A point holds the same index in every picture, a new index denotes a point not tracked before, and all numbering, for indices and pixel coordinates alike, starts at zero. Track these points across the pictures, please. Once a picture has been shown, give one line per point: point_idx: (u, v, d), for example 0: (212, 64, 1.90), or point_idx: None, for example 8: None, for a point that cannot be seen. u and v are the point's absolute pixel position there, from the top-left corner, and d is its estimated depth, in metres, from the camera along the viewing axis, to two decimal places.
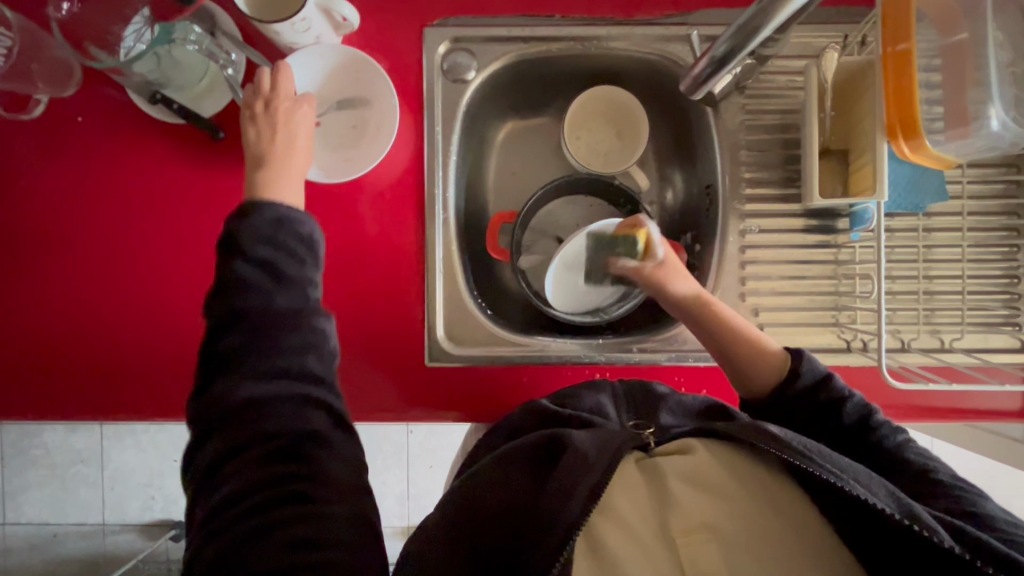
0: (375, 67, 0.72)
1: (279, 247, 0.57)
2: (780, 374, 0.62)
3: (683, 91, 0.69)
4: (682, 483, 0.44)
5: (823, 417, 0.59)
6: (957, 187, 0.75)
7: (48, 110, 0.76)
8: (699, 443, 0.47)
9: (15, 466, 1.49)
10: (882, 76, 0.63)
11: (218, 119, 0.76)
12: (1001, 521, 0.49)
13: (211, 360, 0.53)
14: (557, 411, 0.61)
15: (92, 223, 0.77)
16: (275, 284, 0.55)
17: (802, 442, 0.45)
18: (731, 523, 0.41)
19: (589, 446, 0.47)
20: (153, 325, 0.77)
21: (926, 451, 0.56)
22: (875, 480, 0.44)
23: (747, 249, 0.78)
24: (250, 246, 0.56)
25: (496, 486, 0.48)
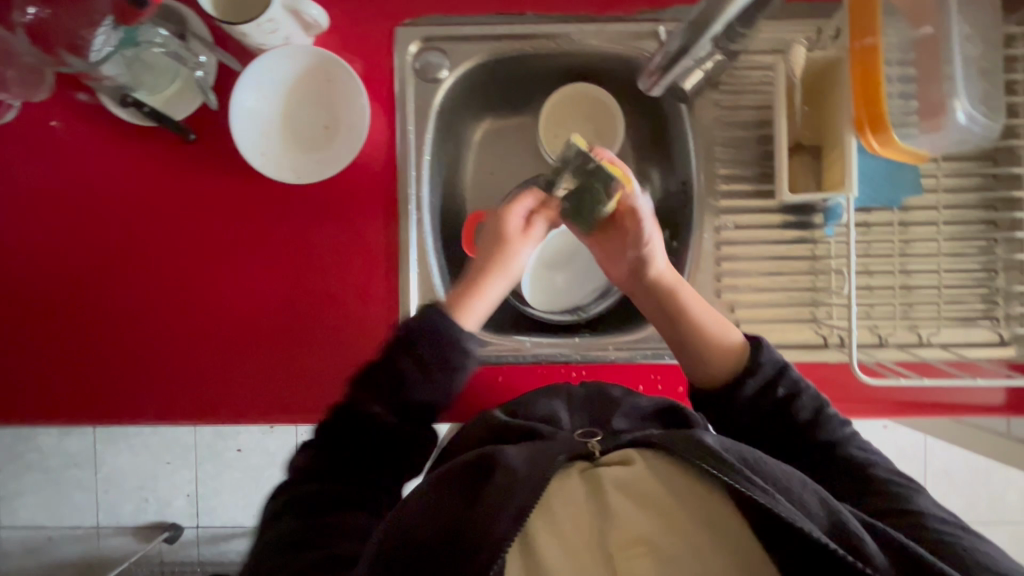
0: (344, 67, 0.72)
1: (442, 357, 0.59)
2: (741, 364, 0.62)
3: (642, 87, 0.77)
4: (622, 497, 0.42)
5: (773, 416, 0.61)
6: (932, 180, 0.74)
7: (20, 114, 0.75)
8: (637, 454, 0.46)
9: (10, 470, 1.49)
10: (848, 71, 0.64)
11: (190, 121, 0.75)
12: (933, 517, 0.51)
13: (362, 392, 0.59)
14: (510, 423, 0.61)
15: (67, 228, 0.77)
16: (426, 380, 0.59)
17: (738, 457, 0.45)
18: (669, 538, 0.40)
19: (520, 463, 0.47)
20: (137, 328, 0.77)
21: (868, 445, 0.60)
22: (808, 488, 0.47)
23: (723, 245, 0.77)
24: (424, 344, 0.59)
25: (437, 505, 0.47)
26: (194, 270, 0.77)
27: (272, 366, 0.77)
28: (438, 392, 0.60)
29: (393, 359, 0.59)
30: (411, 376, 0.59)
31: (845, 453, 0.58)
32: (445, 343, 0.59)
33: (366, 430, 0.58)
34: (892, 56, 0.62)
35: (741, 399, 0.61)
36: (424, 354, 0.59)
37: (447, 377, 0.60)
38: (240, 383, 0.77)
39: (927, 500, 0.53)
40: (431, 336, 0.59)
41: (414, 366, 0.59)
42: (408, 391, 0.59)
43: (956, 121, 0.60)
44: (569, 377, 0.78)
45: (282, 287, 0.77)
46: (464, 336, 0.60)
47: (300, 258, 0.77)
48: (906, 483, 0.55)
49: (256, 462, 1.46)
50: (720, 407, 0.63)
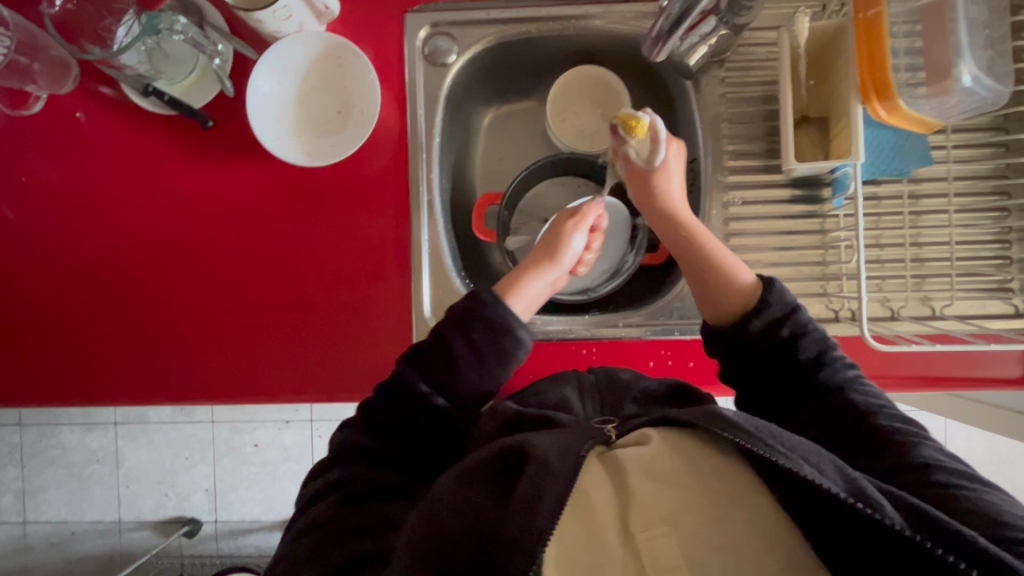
0: (355, 51, 0.74)
1: (494, 341, 0.65)
2: (750, 304, 0.64)
3: (646, 54, 0.74)
4: (642, 475, 0.44)
5: (775, 356, 0.61)
6: (941, 152, 0.74)
7: (47, 106, 0.79)
8: (654, 432, 0.48)
9: (35, 466, 1.53)
10: (852, 41, 0.64)
11: (208, 108, 0.78)
12: (940, 469, 0.50)
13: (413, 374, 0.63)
14: (523, 413, 0.62)
15: (91, 215, 0.80)
16: (476, 367, 0.64)
17: (754, 423, 0.45)
18: (689, 519, 0.42)
19: (553, 453, 0.47)
20: (167, 314, 0.80)
21: (871, 388, 0.59)
22: (822, 455, 0.45)
23: (731, 221, 0.78)
24: (476, 329, 0.64)
25: (463, 499, 0.47)
26: (220, 257, 0.79)
27: (298, 349, 0.79)
28: (488, 379, 0.65)
29: (446, 342, 0.64)
30: (464, 362, 0.64)
31: (849, 397, 0.58)
32: (498, 332, 0.65)
33: (421, 416, 0.63)
34: (900, 26, 0.62)
35: (746, 336, 0.63)
36: (478, 344, 0.64)
37: (497, 362, 0.65)
38: (264, 366, 0.79)
39: (932, 448, 0.52)
40: (485, 321, 0.64)
41: (468, 351, 0.64)
42: (458, 374, 0.64)
43: (963, 84, 0.60)
44: (580, 354, 0.78)
45: (305, 272, 0.79)
46: (515, 325, 0.65)
47: (316, 242, 0.78)
48: (912, 431, 0.54)
49: (272, 456, 1.48)
50: (730, 344, 0.64)
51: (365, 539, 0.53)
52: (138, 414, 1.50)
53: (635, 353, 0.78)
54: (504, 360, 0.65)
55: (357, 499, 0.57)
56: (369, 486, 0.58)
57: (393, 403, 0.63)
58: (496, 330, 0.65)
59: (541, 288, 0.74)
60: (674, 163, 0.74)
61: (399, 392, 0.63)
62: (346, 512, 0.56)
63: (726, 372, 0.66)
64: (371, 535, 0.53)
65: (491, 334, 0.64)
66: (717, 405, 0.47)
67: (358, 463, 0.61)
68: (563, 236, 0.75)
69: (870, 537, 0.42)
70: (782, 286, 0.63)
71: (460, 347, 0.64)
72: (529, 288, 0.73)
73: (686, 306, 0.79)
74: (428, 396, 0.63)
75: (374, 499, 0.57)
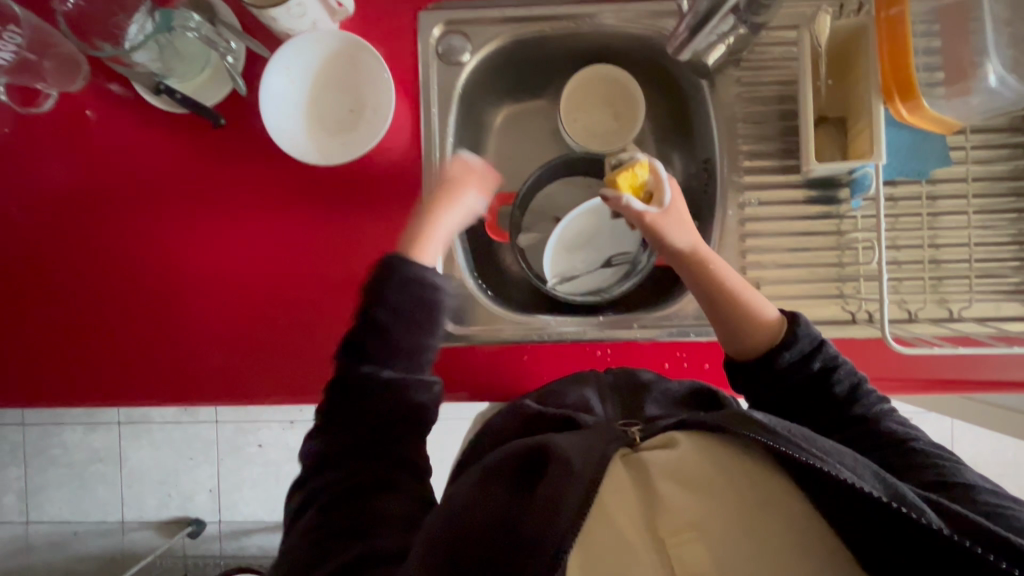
0: (369, 49, 0.74)
1: (413, 298, 0.61)
2: (776, 340, 0.62)
3: (671, 53, 0.75)
4: (668, 480, 0.44)
5: (806, 390, 0.61)
6: (960, 152, 0.74)
7: (57, 104, 0.78)
8: (681, 435, 0.47)
9: (37, 466, 1.52)
10: (874, 42, 0.64)
11: (220, 107, 0.77)
12: (984, 489, 0.49)
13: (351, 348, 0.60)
14: (542, 414, 0.62)
15: (99, 213, 0.79)
16: (405, 326, 0.60)
17: (788, 428, 0.45)
18: (721, 524, 0.41)
19: (574, 453, 0.47)
20: (181, 315, 0.79)
21: (906, 420, 0.58)
22: (860, 461, 0.45)
23: (747, 221, 0.77)
24: (392, 294, 0.61)
25: (478, 505, 0.47)
26: (235, 258, 0.78)
27: (312, 351, 0.78)
28: (424, 335, 0.61)
29: (374, 317, 0.60)
30: (396, 327, 0.60)
31: (884, 426, 0.57)
32: (414, 285, 0.61)
33: (373, 401, 0.57)
34: (919, 25, 0.62)
35: (778, 368, 0.61)
36: (395, 296, 0.61)
37: (430, 312, 0.62)
38: (278, 368, 0.79)
39: (975, 474, 0.52)
40: (399, 278, 0.61)
41: (393, 317, 0.60)
42: (394, 339, 0.60)
43: (986, 84, 0.61)
44: (595, 356, 0.78)
45: (320, 273, 0.78)
46: (430, 276, 0.62)
47: (327, 243, 0.78)
48: (949, 457, 0.54)
49: (276, 457, 1.47)
50: (758, 372, 0.62)
51: (351, 549, 0.50)
52: (142, 414, 1.49)
53: (651, 355, 0.77)
54: (423, 323, 0.61)
55: (336, 503, 0.53)
56: (342, 490, 0.54)
57: (337, 399, 0.58)
58: (410, 283, 0.62)
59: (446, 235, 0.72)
60: (678, 211, 0.68)
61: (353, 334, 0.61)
62: (331, 518, 0.53)
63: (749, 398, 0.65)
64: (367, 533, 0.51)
65: (406, 290, 0.61)
66: (748, 408, 0.47)
67: (326, 462, 0.56)
68: (448, 187, 0.72)
69: (911, 542, 0.42)
70: (807, 321, 0.63)
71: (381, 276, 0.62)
72: (442, 227, 0.70)
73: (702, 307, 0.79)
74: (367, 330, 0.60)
75: (361, 496, 0.54)
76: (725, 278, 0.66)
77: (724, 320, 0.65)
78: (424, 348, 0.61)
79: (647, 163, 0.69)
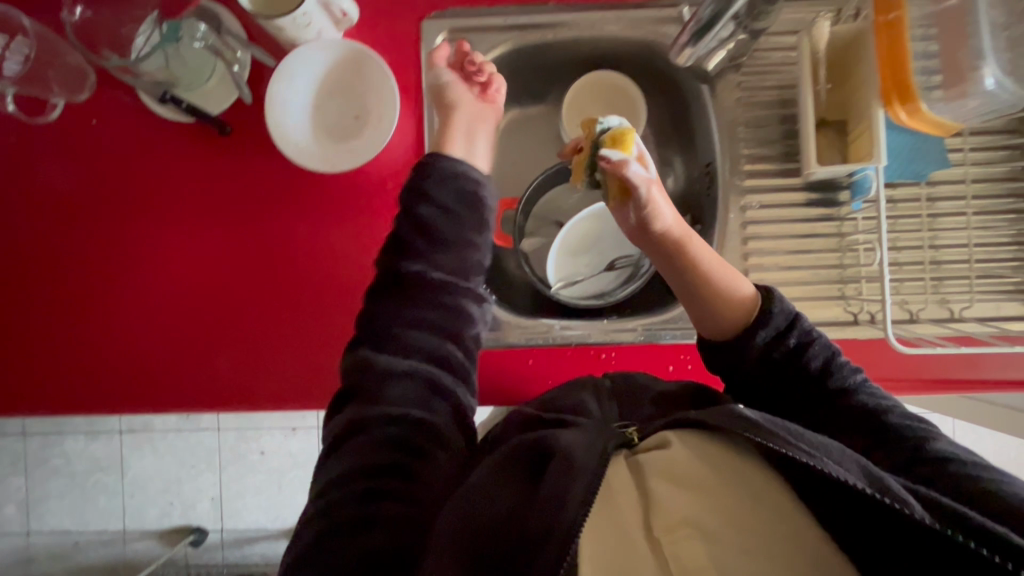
0: (373, 57, 0.74)
1: (452, 204, 0.71)
2: (749, 318, 0.63)
3: (670, 57, 0.76)
4: (660, 479, 0.46)
5: (783, 370, 0.61)
6: (959, 154, 0.74)
7: (63, 113, 0.79)
8: (673, 434, 0.49)
9: (39, 476, 1.52)
10: (874, 47, 0.64)
11: (225, 115, 0.78)
12: (957, 460, 0.50)
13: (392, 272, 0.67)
14: (542, 417, 0.63)
15: (104, 221, 0.79)
16: (444, 233, 0.69)
17: (774, 422, 0.46)
18: (715, 522, 0.41)
19: (579, 447, 0.49)
20: (186, 325, 0.79)
21: (880, 390, 0.59)
22: (847, 456, 0.46)
23: (749, 224, 0.78)
24: (433, 194, 0.70)
25: (499, 497, 0.48)
26: (240, 266, 0.79)
27: (318, 357, 0.79)
28: (465, 238, 0.70)
29: (415, 215, 0.69)
30: (436, 224, 0.69)
31: (858, 401, 0.58)
32: (454, 184, 0.71)
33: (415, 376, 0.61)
34: (916, 30, 0.62)
35: (752, 350, 0.62)
36: (435, 191, 0.70)
37: (468, 223, 0.71)
38: (280, 376, 0.79)
39: (947, 441, 0.53)
40: (438, 175, 0.71)
41: (436, 213, 0.69)
42: (435, 232, 0.69)
43: (984, 87, 0.60)
44: (599, 359, 0.78)
45: (325, 280, 0.79)
46: (470, 173, 0.73)
47: (330, 250, 0.79)
48: (925, 428, 0.54)
49: (279, 464, 1.47)
50: (736, 358, 0.63)
51: (387, 524, 0.51)
52: (144, 422, 1.49)
53: (655, 358, 0.78)
54: (465, 223, 0.71)
55: (373, 475, 0.53)
56: (381, 462, 0.54)
57: (376, 372, 0.60)
58: (450, 180, 0.71)
59: (471, 129, 0.76)
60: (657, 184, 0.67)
61: (395, 286, 0.66)
62: (368, 491, 0.52)
63: (728, 382, 0.66)
64: (406, 503, 0.52)
65: (444, 201, 0.70)
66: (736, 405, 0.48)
67: (368, 433, 0.56)
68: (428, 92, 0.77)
69: (892, 528, 0.42)
70: (780, 295, 0.63)
71: (433, 223, 0.69)
72: (455, 133, 0.75)
73: None
74: (423, 273, 0.67)
75: (399, 472, 0.54)
76: (699, 260, 0.66)
77: (694, 293, 0.66)
78: (468, 245, 0.70)
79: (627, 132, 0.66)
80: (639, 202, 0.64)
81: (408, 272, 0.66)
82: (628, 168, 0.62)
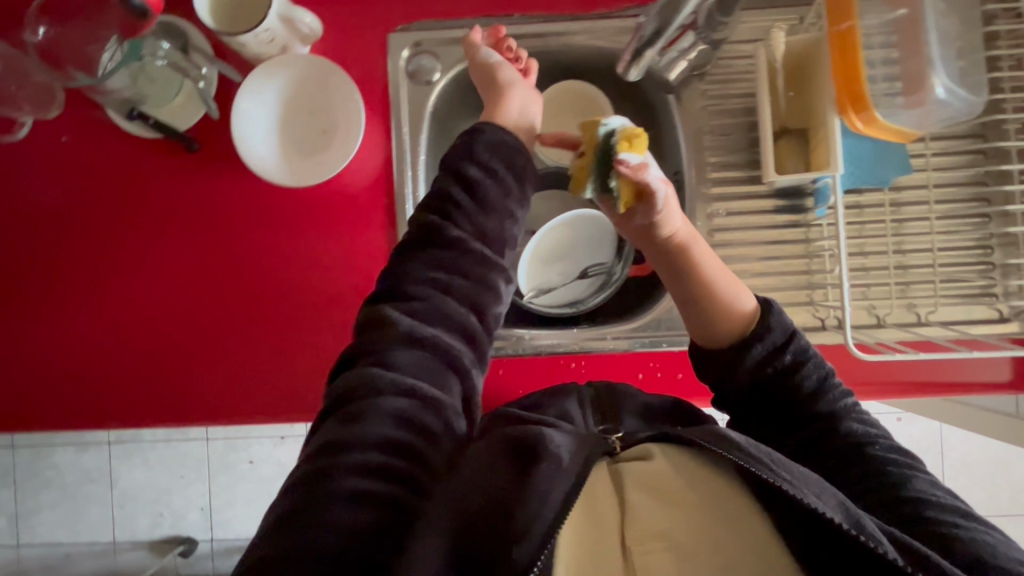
0: (337, 71, 0.75)
1: (494, 171, 0.62)
2: (748, 331, 0.61)
3: (623, 74, 0.69)
4: (638, 490, 0.47)
5: (777, 382, 0.60)
6: (921, 160, 0.75)
7: (33, 131, 0.79)
8: (656, 448, 0.51)
9: (28, 488, 1.52)
10: (829, 55, 0.65)
11: (194, 130, 0.78)
12: (932, 504, 0.50)
13: (421, 234, 0.59)
14: (526, 418, 0.59)
15: (77, 237, 0.80)
16: (483, 207, 0.60)
17: (763, 452, 0.47)
18: (686, 534, 0.44)
19: (567, 453, 0.47)
20: (154, 332, 0.79)
21: (867, 417, 0.59)
22: (825, 490, 0.46)
23: (717, 231, 0.78)
24: (483, 157, 0.62)
25: (497, 487, 0.45)
26: (211, 276, 0.79)
27: (285, 368, 0.79)
28: (511, 204, 0.62)
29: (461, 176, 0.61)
30: (485, 189, 0.60)
31: (846, 427, 0.57)
32: (503, 149, 0.63)
33: (431, 343, 0.54)
34: (876, 37, 0.63)
35: (744, 367, 0.60)
36: (486, 155, 0.62)
37: (512, 197, 0.62)
38: (257, 387, 0.79)
39: (925, 482, 0.53)
40: (488, 140, 0.63)
41: (482, 177, 0.61)
42: (482, 197, 0.60)
43: (936, 96, 0.62)
44: (570, 368, 0.79)
45: (297, 293, 0.79)
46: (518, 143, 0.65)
47: (306, 261, 0.79)
48: (907, 464, 0.55)
49: (268, 473, 1.47)
50: (726, 375, 0.61)
51: (380, 506, 0.46)
52: (132, 433, 1.49)
53: (625, 366, 0.78)
54: (510, 192, 0.62)
55: (371, 450, 0.48)
56: (382, 435, 0.49)
57: (386, 334, 0.54)
58: (500, 146, 0.63)
59: (525, 103, 0.70)
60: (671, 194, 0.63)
61: (425, 242, 0.58)
62: (365, 468, 0.47)
63: (717, 393, 0.64)
64: (402, 481, 0.48)
65: (487, 166, 0.62)
66: (722, 425, 0.49)
67: (371, 402, 0.50)
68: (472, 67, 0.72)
69: (863, 563, 0.43)
70: (779, 309, 0.62)
71: (482, 186, 0.60)
72: (508, 104, 0.69)
73: (674, 317, 0.80)
74: (462, 241, 0.58)
75: (400, 450, 0.49)
76: (701, 264, 0.65)
77: (697, 307, 0.64)
78: (510, 216, 0.62)
79: (634, 135, 0.60)
80: (652, 208, 0.61)
81: (447, 236, 0.58)
82: (648, 172, 0.59)
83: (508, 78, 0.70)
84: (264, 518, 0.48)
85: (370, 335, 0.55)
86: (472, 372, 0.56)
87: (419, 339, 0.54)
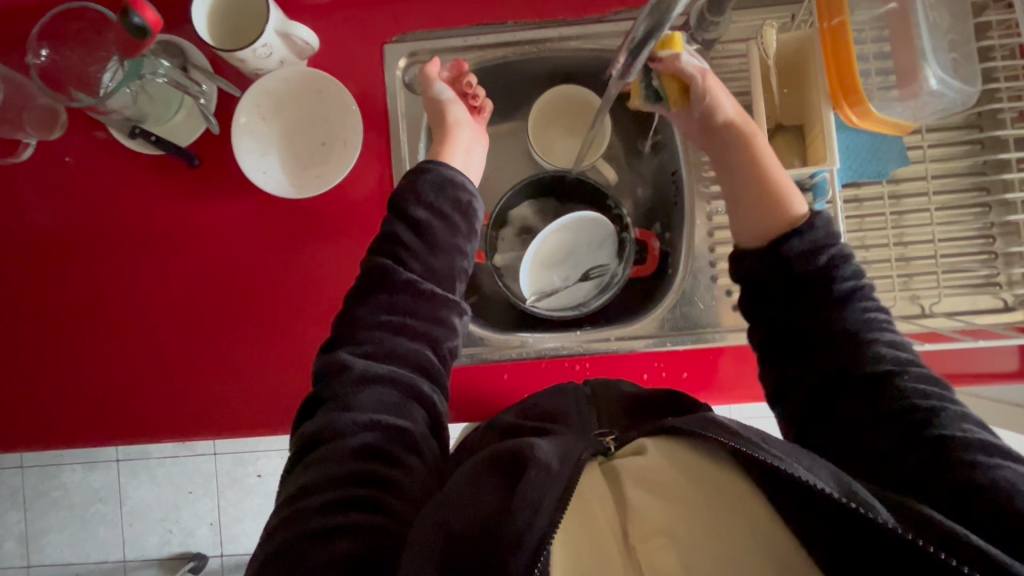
0: (332, 81, 0.76)
1: (437, 211, 0.70)
2: (792, 226, 0.62)
3: (614, 78, 0.63)
4: (637, 487, 0.50)
5: (810, 281, 0.59)
6: (918, 152, 0.76)
7: (36, 152, 0.80)
8: (649, 441, 0.53)
9: (37, 509, 1.52)
10: (819, 50, 0.67)
11: (195, 146, 0.79)
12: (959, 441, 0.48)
13: (370, 276, 0.66)
14: (522, 423, 0.64)
15: (79, 260, 0.80)
16: (434, 247, 0.68)
17: (755, 432, 0.46)
18: (685, 529, 0.47)
19: (554, 458, 0.47)
20: (147, 356, 0.80)
21: (901, 340, 0.57)
22: (814, 459, 0.46)
23: (716, 230, 0.80)
24: (432, 197, 0.70)
25: (471, 495, 0.47)
26: (201, 300, 0.80)
27: (281, 385, 0.79)
28: (460, 237, 0.71)
29: (409, 212, 0.69)
30: (436, 226, 0.69)
31: (874, 339, 0.56)
32: (444, 186, 0.71)
33: (393, 381, 0.60)
34: (868, 33, 0.65)
35: (785, 253, 0.61)
36: (434, 196, 0.70)
37: (461, 235, 0.71)
38: (260, 402, 0.79)
39: (954, 416, 0.51)
40: (437, 177, 0.71)
41: (432, 216, 0.69)
42: (435, 234, 0.69)
43: (929, 87, 0.62)
44: (574, 370, 0.78)
45: (291, 309, 0.79)
46: (460, 179, 0.72)
47: (298, 278, 0.79)
48: (936, 394, 0.52)
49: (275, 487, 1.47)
50: (758, 269, 0.62)
51: (359, 536, 0.49)
52: (140, 450, 1.50)
53: (631, 366, 0.78)
54: (459, 228, 0.71)
55: (344, 487, 0.52)
56: (354, 471, 0.53)
57: (344, 380, 0.59)
58: (443, 183, 0.72)
59: (470, 145, 0.79)
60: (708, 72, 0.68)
61: (377, 285, 0.65)
62: (340, 504, 0.51)
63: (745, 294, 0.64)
64: (379, 510, 0.51)
65: (433, 207, 0.70)
66: (710, 412, 0.50)
67: (337, 443, 0.55)
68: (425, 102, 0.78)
69: (868, 538, 0.42)
70: (828, 219, 0.62)
71: (429, 226, 0.69)
72: (456, 147, 0.77)
73: (678, 317, 0.80)
74: (412, 282, 0.65)
75: (371, 483, 0.53)
76: (763, 156, 0.68)
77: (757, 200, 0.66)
78: (459, 252, 0.70)
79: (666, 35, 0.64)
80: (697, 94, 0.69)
81: (396, 278, 0.65)
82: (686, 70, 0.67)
83: (458, 120, 0.78)
84: (250, 567, 0.51)
85: (330, 383, 0.59)
86: (437, 402, 0.62)
87: (379, 375, 0.59)
